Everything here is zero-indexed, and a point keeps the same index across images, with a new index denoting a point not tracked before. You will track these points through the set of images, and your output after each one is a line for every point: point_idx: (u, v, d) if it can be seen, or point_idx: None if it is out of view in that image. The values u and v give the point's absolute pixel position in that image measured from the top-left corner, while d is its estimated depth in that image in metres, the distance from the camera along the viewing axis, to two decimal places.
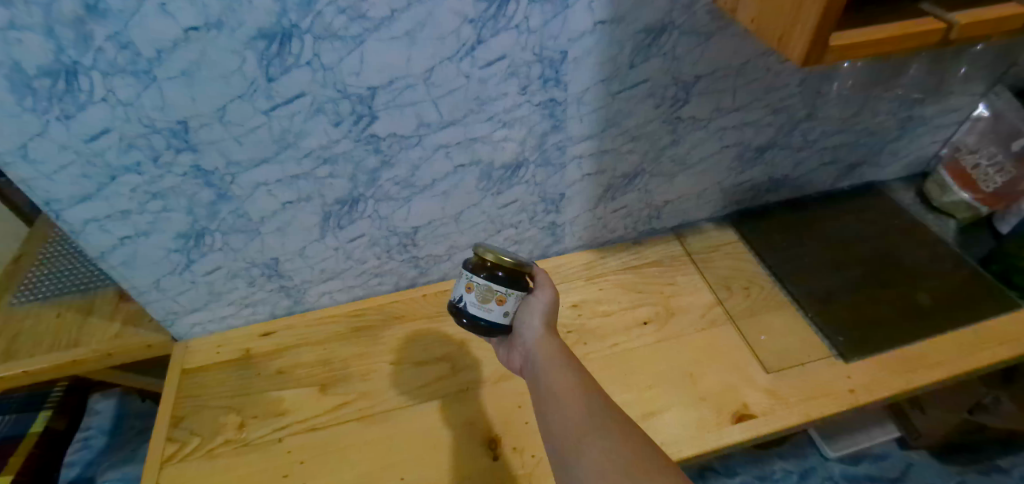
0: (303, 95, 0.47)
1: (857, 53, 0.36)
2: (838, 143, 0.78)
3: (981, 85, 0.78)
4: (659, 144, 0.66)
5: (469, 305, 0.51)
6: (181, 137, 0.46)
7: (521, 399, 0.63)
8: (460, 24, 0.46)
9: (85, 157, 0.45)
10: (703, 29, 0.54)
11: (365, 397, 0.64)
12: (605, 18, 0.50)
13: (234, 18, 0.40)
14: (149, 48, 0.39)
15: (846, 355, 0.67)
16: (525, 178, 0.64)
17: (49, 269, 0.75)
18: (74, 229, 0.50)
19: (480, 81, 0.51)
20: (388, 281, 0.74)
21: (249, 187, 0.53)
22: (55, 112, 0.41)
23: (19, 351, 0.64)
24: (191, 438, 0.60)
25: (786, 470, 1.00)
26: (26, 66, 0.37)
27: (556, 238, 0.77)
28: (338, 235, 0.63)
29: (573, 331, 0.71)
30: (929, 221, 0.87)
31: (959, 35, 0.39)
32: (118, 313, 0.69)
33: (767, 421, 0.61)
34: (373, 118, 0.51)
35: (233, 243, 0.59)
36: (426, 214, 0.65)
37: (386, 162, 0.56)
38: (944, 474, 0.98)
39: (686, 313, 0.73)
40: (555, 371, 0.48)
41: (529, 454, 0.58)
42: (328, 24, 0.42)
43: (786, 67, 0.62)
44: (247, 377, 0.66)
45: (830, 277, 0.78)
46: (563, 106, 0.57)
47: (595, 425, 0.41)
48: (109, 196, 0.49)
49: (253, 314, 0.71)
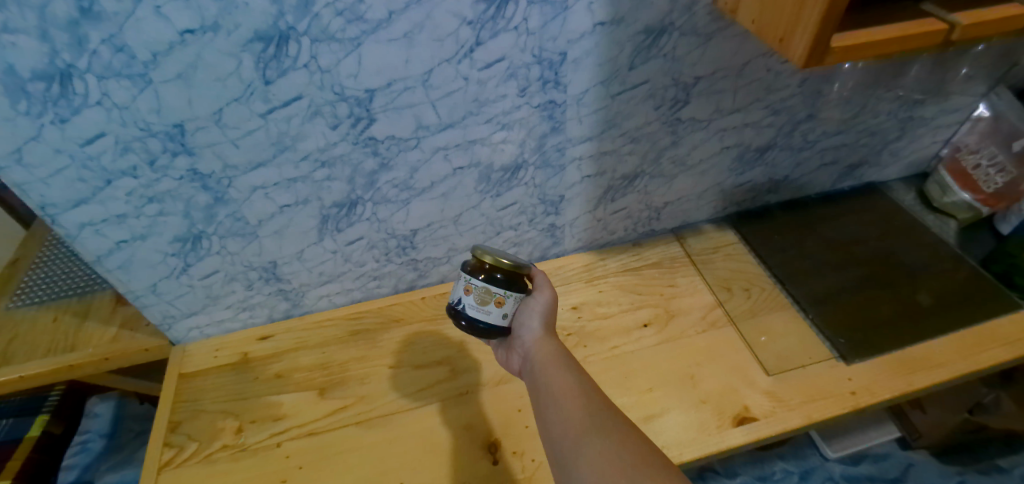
0: (301, 98, 0.46)
1: (858, 54, 0.36)
2: (838, 143, 0.78)
3: (982, 86, 0.78)
4: (659, 146, 0.66)
5: (468, 307, 0.51)
6: (178, 140, 0.46)
7: (521, 402, 0.63)
8: (458, 26, 0.46)
9: (80, 161, 0.44)
10: (704, 30, 0.54)
11: (364, 401, 0.64)
12: (604, 19, 0.49)
13: (230, 20, 0.39)
14: (144, 51, 0.39)
15: (848, 357, 0.67)
16: (524, 180, 0.64)
17: (45, 272, 0.75)
18: (69, 233, 0.50)
19: (479, 83, 0.51)
20: (387, 284, 0.74)
21: (246, 190, 0.53)
22: (49, 116, 0.40)
23: (15, 356, 0.64)
24: (189, 443, 0.59)
25: (786, 471, 1.00)
26: (21, 69, 0.36)
27: (556, 240, 0.77)
28: (336, 237, 0.62)
29: (573, 333, 0.71)
30: (930, 221, 0.86)
31: (961, 36, 0.38)
32: (115, 316, 0.68)
33: (768, 424, 0.60)
34: (371, 120, 0.50)
35: (230, 246, 0.58)
36: (424, 217, 0.64)
37: (384, 165, 0.55)
38: (944, 475, 0.98)
39: (686, 315, 0.73)
40: (555, 373, 0.48)
41: (529, 457, 0.57)
42: (325, 26, 0.42)
43: (786, 68, 0.62)
44: (245, 382, 0.65)
45: (830, 278, 0.77)
46: (562, 108, 0.57)
47: (595, 426, 0.41)
48: (105, 200, 0.48)
49: (250, 318, 0.70)
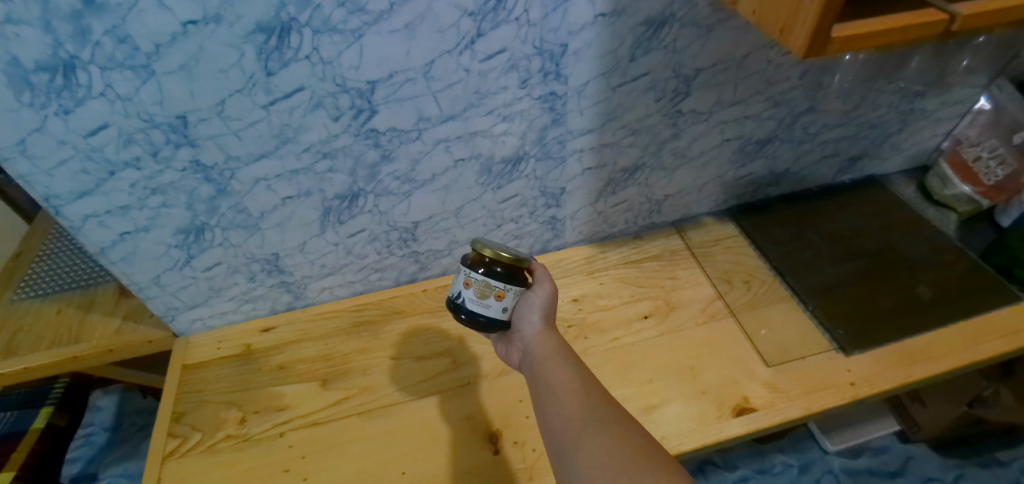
0: (303, 90, 0.46)
1: (857, 45, 0.36)
2: (838, 136, 0.78)
3: (982, 78, 0.78)
4: (659, 138, 0.66)
5: (468, 301, 0.51)
6: (180, 132, 0.46)
7: (522, 393, 0.64)
8: (459, 17, 0.46)
9: (83, 153, 0.44)
10: (704, 22, 0.54)
11: (365, 392, 0.64)
12: (605, 11, 0.49)
13: (232, 11, 0.39)
14: (147, 42, 0.39)
15: (847, 348, 0.67)
16: (525, 172, 0.64)
17: (47, 265, 0.75)
18: (73, 225, 0.50)
19: (480, 75, 0.51)
20: (389, 277, 0.74)
21: (248, 182, 0.53)
22: (53, 107, 0.40)
23: (19, 349, 0.64)
24: (192, 434, 0.60)
25: (786, 464, 1.01)
26: (24, 61, 0.37)
27: (557, 232, 0.77)
28: (338, 230, 0.63)
29: (574, 325, 0.71)
30: (930, 214, 0.87)
31: (961, 26, 0.38)
32: (118, 308, 0.69)
33: (766, 414, 0.61)
34: (372, 112, 0.50)
35: (233, 238, 0.59)
36: (425, 209, 0.64)
37: (386, 157, 0.56)
38: (943, 468, 0.98)
39: (686, 307, 0.73)
40: (555, 367, 0.48)
41: (530, 447, 0.58)
42: (327, 17, 0.42)
43: (787, 60, 0.62)
44: (248, 373, 0.66)
45: (831, 270, 0.78)
46: (563, 100, 0.57)
47: (595, 420, 0.41)
48: (108, 191, 0.48)
49: (253, 310, 0.71)
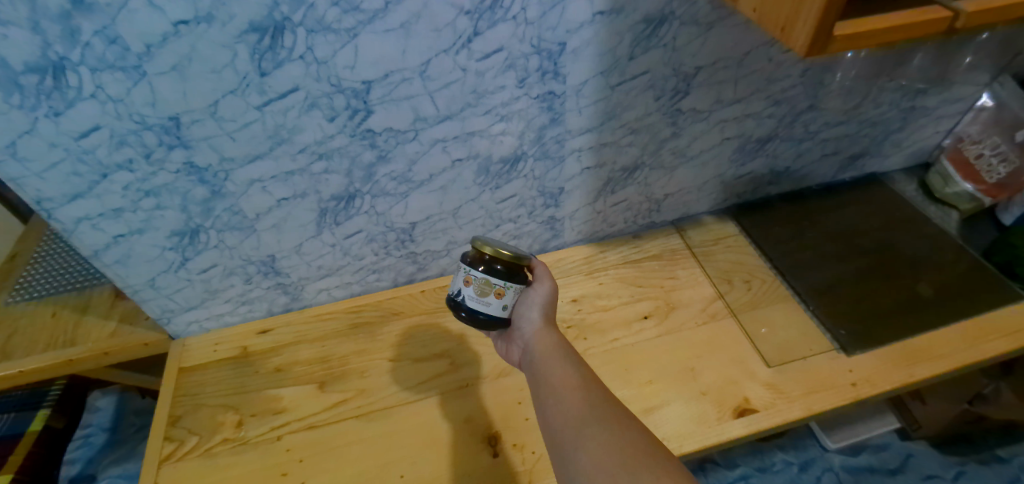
0: (297, 90, 0.46)
1: (860, 43, 0.35)
2: (838, 134, 0.77)
3: (985, 75, 0.77)
4: (659, 137, 0.65)
5: (468, 299, 0.50)
6: (174, 133, 0.45)
7: (521, 395, 0.63)
8: (455, 16, 0.45)
9: (74, 155, 0.44)
10: (704, 20, 0.53)
11: (364, 394, 0.64)
12: (604, 9, 0.49)
13: (224, 11, 0.39)
14: (139, 42, 0.38)
15: (848, 348, 0.67)
16: (523, 172, 0.64)
17: (41, 267, 0.75)
18: (66, 228, 0.49)
19: (478, 74, 0.50)
20: (386, 277, 0.74)
21: (244, 184, 0.52)
22: (43, 109, 0.40)
23: (15, 351, 0.64)
24: (189, 437, 0.59)
25: (786, 462, 1.00)
26: (13, 62, 0.36)
27: (556, 232, 0.77)
28: (334, 231, 0.62)
29: (573, 325, 0.70)
30: (931, 212, 0.86)
31: (966, 23, 0.37)
32: (114, 310, 0.69)
33: (767, 415, 0.60)
34: (368, 112, 0.50)
35: (229, 240, 0.58)
36: (423, 210, 0.64)
37: (383, 157, 0.55)
38: (943, 465, 0.98)
39: (686, 307, 0.73)
40: (555, 365, 0.48)
41: (529, 450, 0.58)
42: (321, 16, 0.41)
43: (787, 57, 0.61)
44: (246, 375, 0.66)
45: (832, 269, 0.77)
46: (562, 99, 0.56)
47: (595, 417, 0.41)
48: (100, 194, 0.48)
49: (250, 312, 0.70)
